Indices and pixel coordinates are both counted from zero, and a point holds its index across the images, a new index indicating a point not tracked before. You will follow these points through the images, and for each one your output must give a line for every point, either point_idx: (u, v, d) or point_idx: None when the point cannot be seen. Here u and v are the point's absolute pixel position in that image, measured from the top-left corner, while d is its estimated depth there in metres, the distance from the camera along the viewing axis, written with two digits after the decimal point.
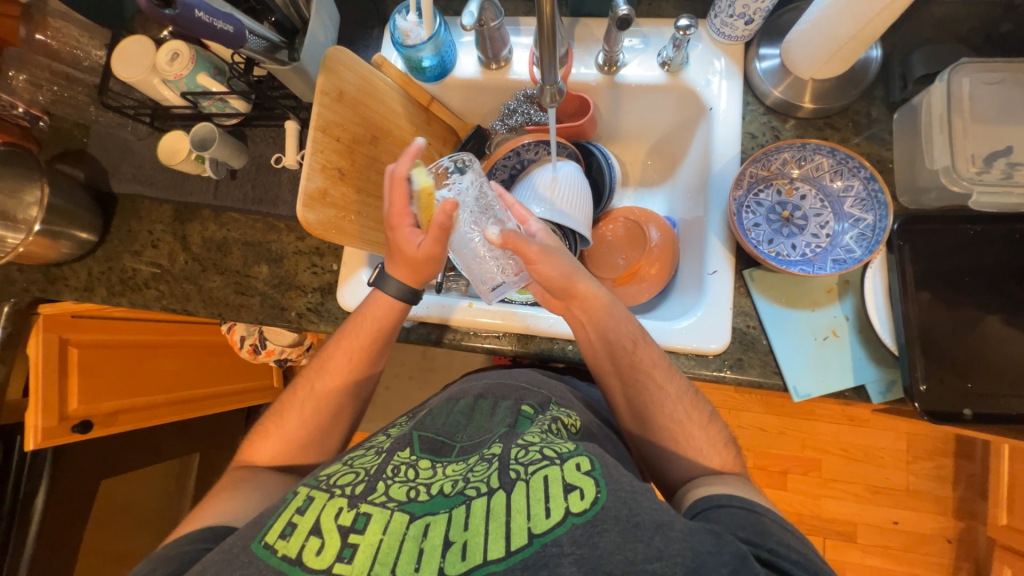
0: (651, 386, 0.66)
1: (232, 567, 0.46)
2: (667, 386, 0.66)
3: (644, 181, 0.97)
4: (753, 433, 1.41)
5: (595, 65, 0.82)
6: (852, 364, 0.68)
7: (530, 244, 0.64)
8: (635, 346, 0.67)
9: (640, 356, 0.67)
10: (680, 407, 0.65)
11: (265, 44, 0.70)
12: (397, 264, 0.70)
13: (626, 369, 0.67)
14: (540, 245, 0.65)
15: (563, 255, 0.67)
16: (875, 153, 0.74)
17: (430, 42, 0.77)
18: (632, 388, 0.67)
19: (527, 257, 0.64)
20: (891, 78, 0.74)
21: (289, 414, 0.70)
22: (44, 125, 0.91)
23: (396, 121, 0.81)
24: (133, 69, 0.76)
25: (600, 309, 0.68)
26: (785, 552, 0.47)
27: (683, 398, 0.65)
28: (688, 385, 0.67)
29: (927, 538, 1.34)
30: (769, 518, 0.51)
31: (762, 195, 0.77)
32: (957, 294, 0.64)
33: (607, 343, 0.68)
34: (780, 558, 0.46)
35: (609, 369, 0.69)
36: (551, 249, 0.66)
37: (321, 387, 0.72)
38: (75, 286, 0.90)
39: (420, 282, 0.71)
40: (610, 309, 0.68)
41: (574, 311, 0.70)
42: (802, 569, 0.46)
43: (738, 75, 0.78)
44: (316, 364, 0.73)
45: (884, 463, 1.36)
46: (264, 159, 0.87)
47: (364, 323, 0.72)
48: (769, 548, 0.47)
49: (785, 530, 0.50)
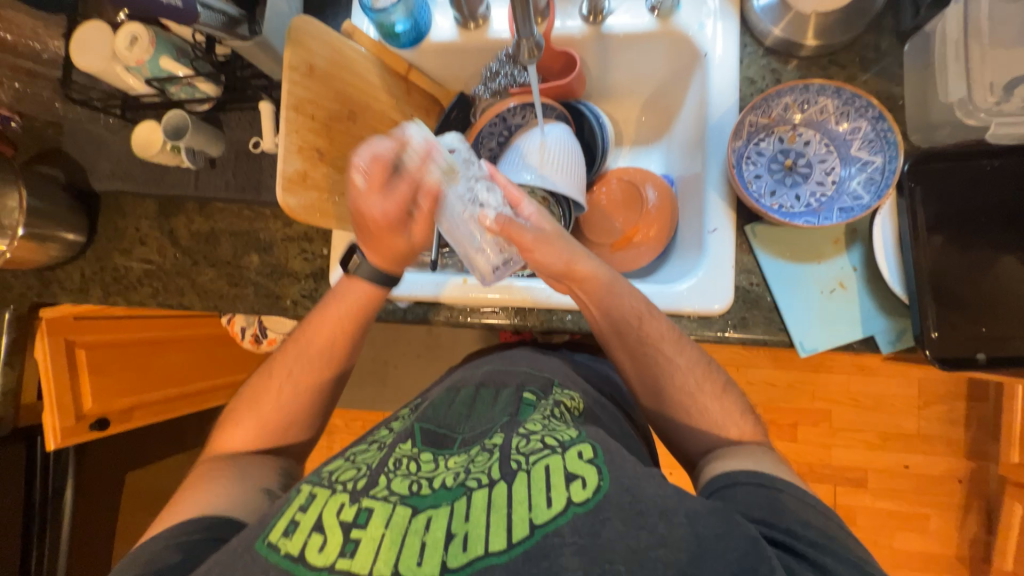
0: (661, 359, 0.65)
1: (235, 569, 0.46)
2: (678, 358, 0.65)
3: (640, 139, 0.92)
4: (764, 389, 1.41)
5: (580, 16, 0.76)
6: (860, 316, 0.66)
7: (524, 232, 0.62)
8: (641, 321, 0.65)
9: (646, 331, 0.65)
10: (692, 377, 0.64)
11: (224, 18, 0.65)
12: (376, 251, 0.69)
13: (634, 344, 0.66)
14: (535, 231, 0.63)
15: (563, 240, 0.65)
16: (884, 91, 0.69)
17: (401, 3, 0.72)
18: (641, 361, 0.66)
19: (523, 244, 0.63)
20: (902, 5, 0.68)
21: (259, 407, 0.70)
22: (15, 125, 0.87)
23: (373, 93, 0.77)
24: (93, 59, 0.72)
25: (601, 289, 0.66)
26: (802, 532, 0.47)
27: (696, 368, 0.65)
28: (700, 355, 0.66)
29: (939, 480, 1.35)
30: (788, 494, 0.50)
31: (762, 144, 0.72)
32: (969, 236, 0.61)
33: (613, 323, 0.66)
34: (796, 540, 0.46)
35: (618, 347, 0.68)
36: (549, 235, 0.64)
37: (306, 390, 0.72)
38: (70, 288, 0.89)
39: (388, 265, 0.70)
40: (611, 288, 0.66)
41: (576, 293, 0.68)
42: (819, 548, 0.46)
43: (734, 15, 0.72)
44: (290, 359, 0.72)
45: (895, 410, 1.36)
46: (243, 145, 0.84)
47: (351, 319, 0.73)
48: (784, 529, 0.47)
49: (802, 507, 0.49)
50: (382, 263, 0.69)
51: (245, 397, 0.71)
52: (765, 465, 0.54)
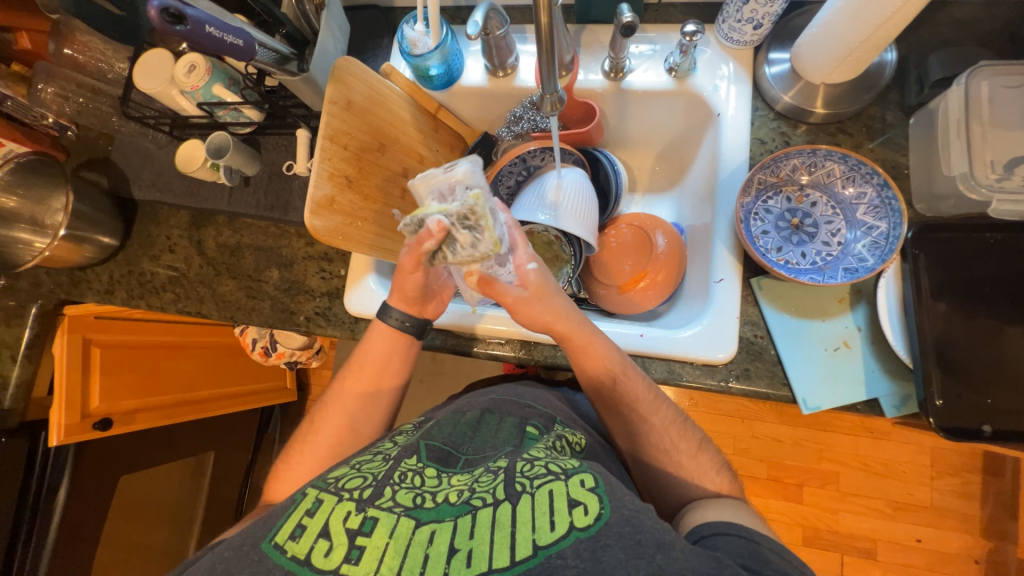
0: (636, 418, 0.65)
1: (242, 565, 0.46)
2: (651, 418, 0.65)
3: (652, 187, 0.96)
4: (768, 444, 1.38)
5: (601, 71, 0.82)
6: (864, 376, 0.66)
7: (507, 293, 0.64)
8: (615, 382, 0.65)
9: (622, 391, 0.65)
10: (667, 437, 0.65)
11: (276, 55, 0.72)
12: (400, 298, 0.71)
13: (610, 402, 0.67)
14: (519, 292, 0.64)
15: (550, 298, 0.65)
16: (890, 159, 0.72)
17: (437, 51, 0.77)
18: (619, 418, 0.67)
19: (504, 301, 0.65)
20: (907, 82, 0.72)
21: None
22: (72, 134, 0.95)
23: (403, 128, 0.82)
24: (152, 81, 0.78)
25: (578, 348, 0.66)
26: None
27: (671, 427, 0.65)
28: (676, 413, 0.67)
29: (954, 558, 1.28)
30: (768, 547, 0.48)
31: (771, 202, 0.75)
32: (974, 305, 0.62)
33: (588, 378, 0.67)
34: None
35: (596, 401, 0.69)
36: (532, 297, 0.65)
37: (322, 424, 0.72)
38: (97, 288, 0.94)
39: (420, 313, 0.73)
40: (589, 347, 0.66)
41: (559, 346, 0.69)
42: None
43: (747, 80, 0.77)
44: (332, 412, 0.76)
45: (907, 479, 1.31)
46: (277, 167, 0.89)
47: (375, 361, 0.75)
48: None
49: (781, 558, 0.47)
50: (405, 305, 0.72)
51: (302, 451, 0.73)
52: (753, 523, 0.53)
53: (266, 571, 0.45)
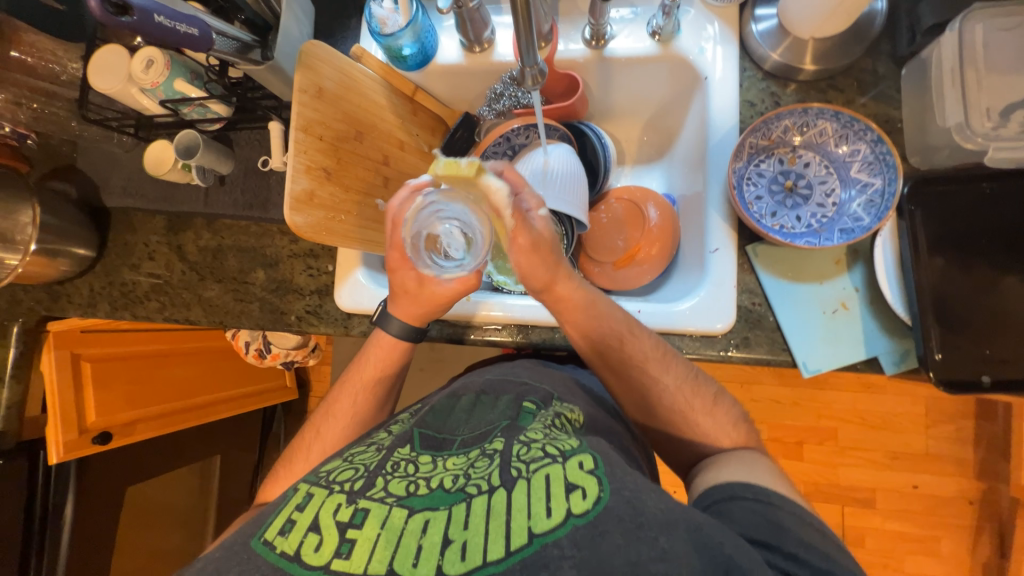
0: (647, 377, 0.65)
1: (231, 564, 0.46)
2: (664, 377, 0.64)
3: (641, 158, 0.94)
4: (768, 406, 1.39)
5: (582, 40, 0.78)
6: (863, 335, 0.66)
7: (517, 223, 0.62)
8: (621, 342, 0.66)
9: (628, 351, 0.65)
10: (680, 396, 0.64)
11: (236, 43, 0.69)
12: (398, 305, 0.70)
13: (614, 361, 0.66)
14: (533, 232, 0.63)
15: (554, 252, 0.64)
16: (883, 113, 0.70)
17: (408, 29, 0.75)
18: (624, 378, 0.66)
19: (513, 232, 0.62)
20: (898, 32, 0.70)
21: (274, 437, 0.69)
22: (32, 142, 0.91)
23: (381, 113, 0.79)
24: (110, 80, 0.74)
25: (575, 311, 0.66)
26: (796, 551, 0.45)
27: (684, 385, 0.64)
28: (687, 370, 0.66)
29: (948, 500, 1.33)
30: (786, 512, 0.49)
31: (763, 165, 0.73)
32: (969, 257, 0.62)
33: (591, 339, 0.67)
34: (789, 558, 0.45)
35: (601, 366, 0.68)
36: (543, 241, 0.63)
37: (326, 430, 0.72)
38: (78, 302, 0.91)
39: (419, 321, 0.71)
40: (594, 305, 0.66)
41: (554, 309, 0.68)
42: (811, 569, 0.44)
43: (733, 40, 0.74)
44: (323, 410, 0.75)
45: (903, 429, 1.34)
46: (252, 163, 0.86)
47: (366, 364, 0.74)
48: (780, 550, 0.45)
49: None
50: (410, 319, 0.71)
51: (294, 449, 0.73)
52: (766, 479, 0.53)
53: (255, 569, 0.45)
